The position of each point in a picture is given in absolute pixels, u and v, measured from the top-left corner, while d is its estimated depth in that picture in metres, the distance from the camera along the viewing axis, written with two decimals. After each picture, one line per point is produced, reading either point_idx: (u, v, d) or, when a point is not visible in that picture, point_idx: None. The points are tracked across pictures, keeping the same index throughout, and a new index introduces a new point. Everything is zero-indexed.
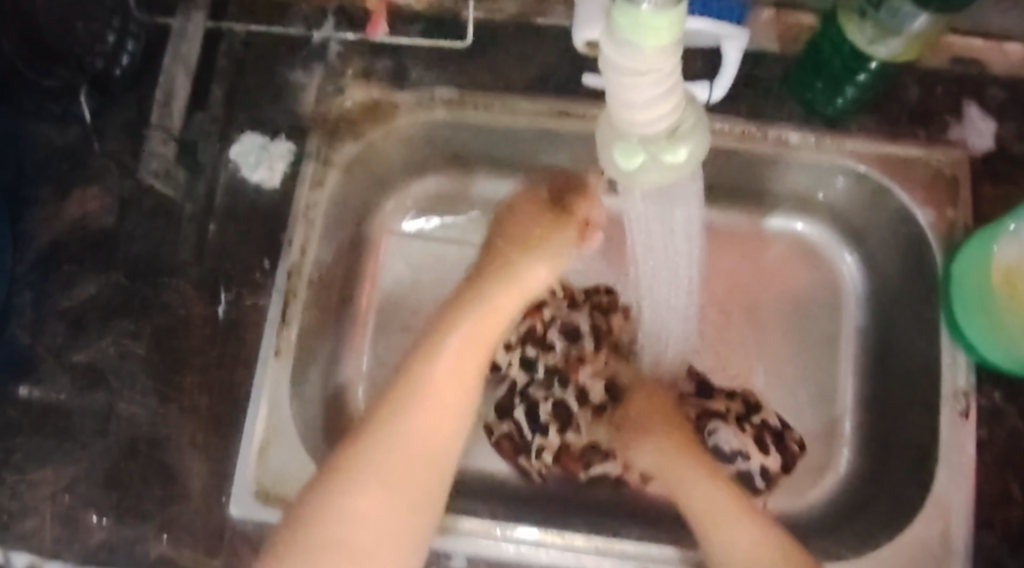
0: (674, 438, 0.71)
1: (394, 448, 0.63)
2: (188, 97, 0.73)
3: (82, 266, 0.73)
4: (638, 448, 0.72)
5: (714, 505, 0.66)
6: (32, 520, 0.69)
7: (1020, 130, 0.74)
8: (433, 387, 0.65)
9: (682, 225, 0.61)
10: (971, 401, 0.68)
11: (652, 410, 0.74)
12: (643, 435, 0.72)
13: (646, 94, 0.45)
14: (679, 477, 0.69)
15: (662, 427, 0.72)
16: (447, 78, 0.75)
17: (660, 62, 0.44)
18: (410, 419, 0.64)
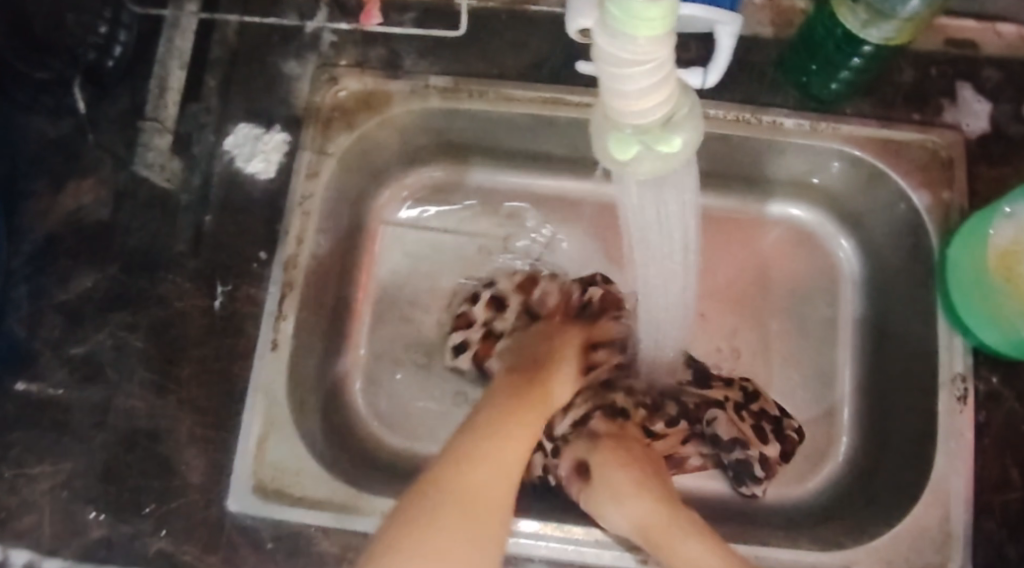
0: (645, 505, 0.62)
1: (455, 500, 0.56)
2: (181, 87, 0.73)
3: (78, 259, 0.72)
4: (613, 511, 0.63)
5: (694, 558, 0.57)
6: (33, 515, 0.69)
7: (1015, 112, 0.74)
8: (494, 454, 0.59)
9: (677, 218, 0.60)
10: (968, 387, 0.69)
11: (621, 458, 0.66)
12: (614, 493, 0.64)
13: (640, 85, 0.45)
14: (664, 540, 0.60)
15: (625, 478, 0.64)
16: (441, 67, 0.75)
17: (654, 53, 0.44)
18: (471, 471, 0.58)
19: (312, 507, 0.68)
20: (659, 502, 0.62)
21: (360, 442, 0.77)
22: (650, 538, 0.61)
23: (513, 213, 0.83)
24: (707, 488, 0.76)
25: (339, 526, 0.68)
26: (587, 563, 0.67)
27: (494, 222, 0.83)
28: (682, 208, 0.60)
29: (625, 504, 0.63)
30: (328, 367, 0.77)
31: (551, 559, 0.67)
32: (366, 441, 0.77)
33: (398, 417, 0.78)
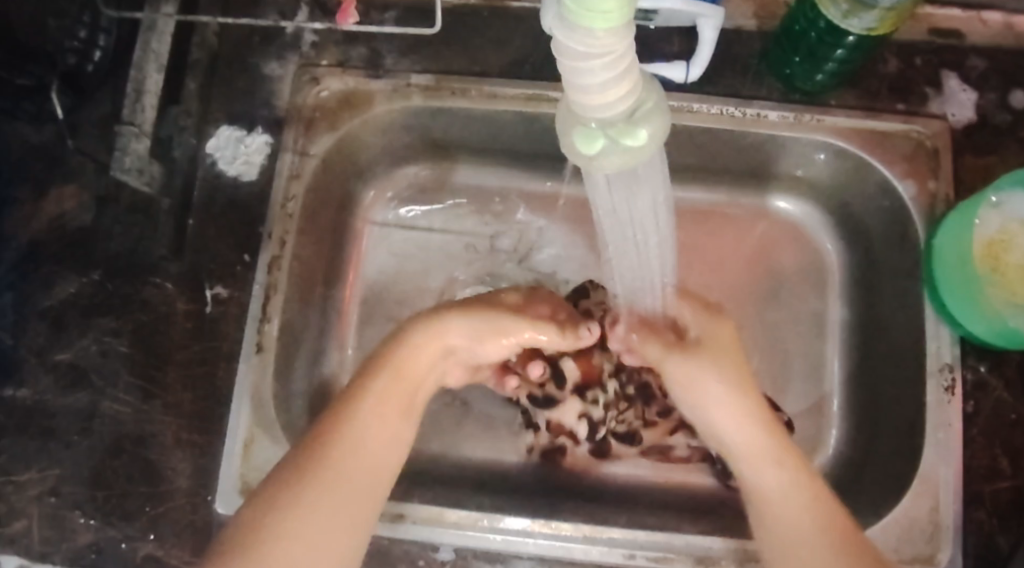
0: (747, 406, 0.65)
1: (326, 490, 0.58)
2: (158, 90, 0.71)
3: (61, 265, 0.72)
4: (706, 394, 0.66)
5: (780, 480, 0.62)
6: (20, 521, 0.69)
7: (1001, 100, 0.74)
8: (354, 439, 0.60)
9: (649, 210, 0.60)
10: (955, 376, 0.68)
11: (725, 349, 0.67)
12: (711, 374, 0.66)
13: (601, 77, 0.45)
14: (756, 460, 0.63)
15: (725, 373, 0.66)
16: (422, 65, 0.75)
17: (612, 44, 0.43)
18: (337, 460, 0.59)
19: None
20: (761, 406, 0.65)
21: None
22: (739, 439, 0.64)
23: (501, 211, 0.82)
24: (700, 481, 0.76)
25: None
26: (576, 559, 0.67)
27: (481, 221, 0.82)
28: (651, 199, 0.58)
29: (718, 393, 0.65)
30: (315, 368, 0.77)
31: (539, 555, 0.67)
32: None
33: None
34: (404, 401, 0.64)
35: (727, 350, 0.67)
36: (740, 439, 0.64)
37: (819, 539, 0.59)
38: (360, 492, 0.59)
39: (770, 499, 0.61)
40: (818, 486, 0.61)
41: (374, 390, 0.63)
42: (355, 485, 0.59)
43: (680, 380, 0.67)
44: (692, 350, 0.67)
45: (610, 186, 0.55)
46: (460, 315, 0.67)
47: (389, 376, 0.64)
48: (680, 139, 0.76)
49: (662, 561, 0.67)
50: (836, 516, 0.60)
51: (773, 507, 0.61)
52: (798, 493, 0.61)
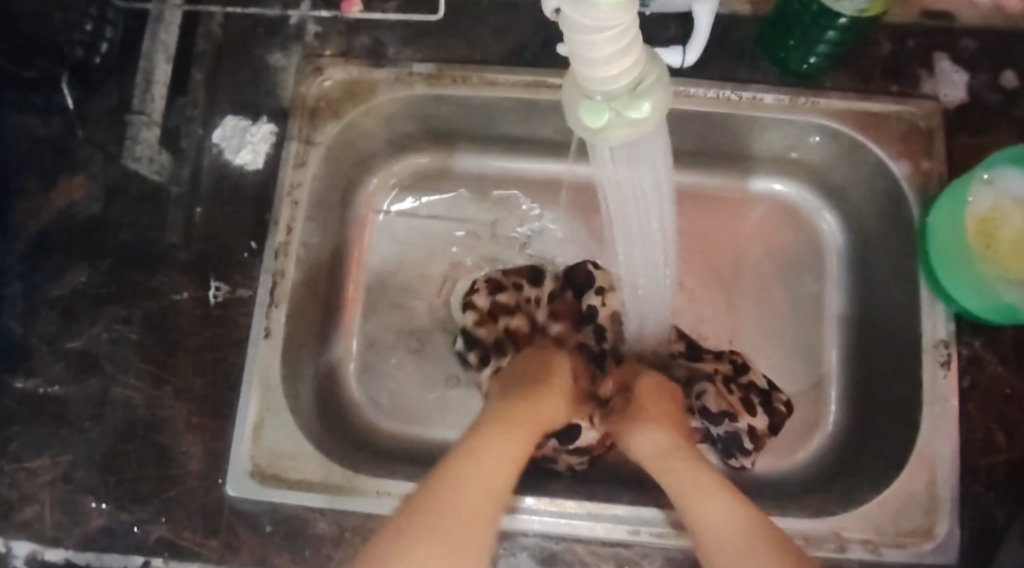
0: (675, 444, 0.64)
1: (455, 510, 0.55)
2: (167, 80, 0.72)
3: (71, 255, 0.73)
4: (637, 440, 0.66)
5: (698, 502, 0.59)
6: (34, 507, 0.70)
7: (992, 81, 0.75)
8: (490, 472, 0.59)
9: (653, 193, 0.61)
10: (951, 352, 0.70)
11: (654, 402, 0.68)
12: (639, 423, 0.66)
13: (606, 50, 0.46)
14: (678, 493, 0.60)
15: (654, 418, 0.66)
16: (424, 54, 0.76)
17: (617, 17, 0.45)
18: (466, 482, 0.57)
19: (308, 490, 0.69)
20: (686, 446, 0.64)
21: (355, 427, 0.78)
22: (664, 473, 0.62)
23: (502, 198, 0.84)
24: None
25: (336, 508, 0.69)
26: (581, 536, 0.68)
27: (482, 208, 0.84)
28: (659, 180, 0.60)
29: (643, 437, 0.65)
30: (322, 354, 0.78)
31: (545, 534, 0.68)
32: (362, 427, 0.78)
33: (394, 401, 0.79)
34: (528, 443, 0.62)
35: (655, 403, 0.68)
36: (663, 474, 0.62)
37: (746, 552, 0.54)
38: (491, 517, 0.56)
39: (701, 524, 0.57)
40: (734, 502, 0.58)
41: (500, 432, 0.62)
42: (483, 500, 0.57)
43: (622, 431, 0.68)
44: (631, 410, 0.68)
45: (613, 158, 0.56)
46: (556, 396, 0.66)
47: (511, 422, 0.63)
48: (677, 124, 0.77)
49: (666, 536, 0.68)
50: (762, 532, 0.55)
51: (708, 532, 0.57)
52: (716, 512, 0.57)
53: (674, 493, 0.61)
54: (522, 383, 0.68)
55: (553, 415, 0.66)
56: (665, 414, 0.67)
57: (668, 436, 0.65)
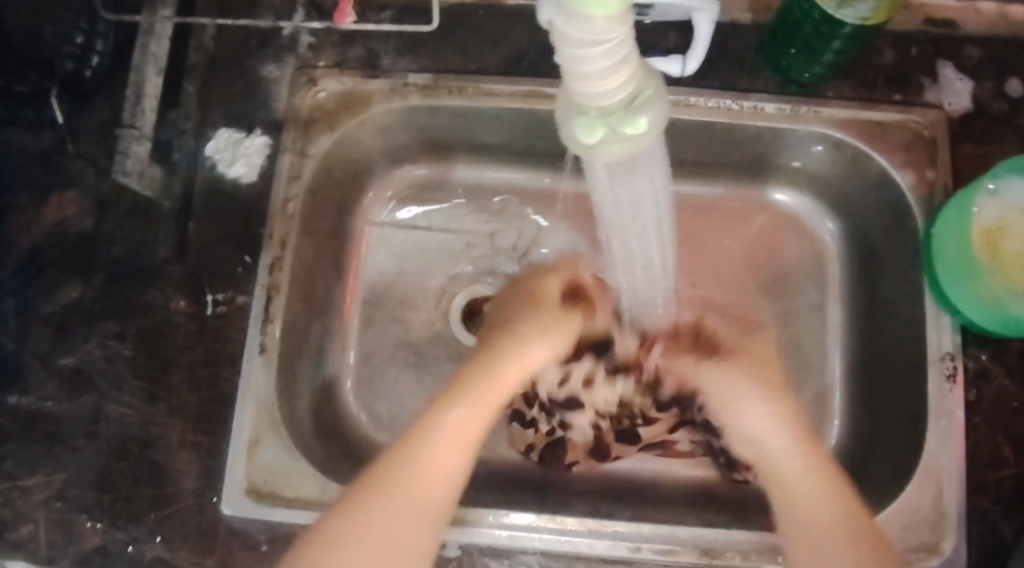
0: (791, 426, 0.64)
1: (379, 509, 0.57)
2: (157, 94, 0.71)
3: (63, 270, 0.73)
4: (746, 414, 0.65)
5: (808, 493, 0.60)
6: (27, 527, 0.69)
7: (998, 89, 0.74)
8: (436, 466, 0.59)
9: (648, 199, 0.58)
10: (957, 364, 0.69)
11: (764, 366, 0.68)
12: (749, 383, 0.67)
13: (599, 62, 0.43)
14: (785, 479, 0.61)
15: (763, 394, 0.66)
16: (420, 64, 0.75)
17: (613, 31, 0.42)
18: (408, 481, 0.58)
19: (305, 509, 0.68)
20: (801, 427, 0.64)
21: (352, 442, 0.77)
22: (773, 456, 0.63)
23: (500, 209, 0.83)
24: (705, 478, 0.77)
25: None
26: (582, 553, 0.67)
27: (480, 219, 0.83)
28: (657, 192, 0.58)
29: (759, 410, 0.65)
30: (319, 369, 0.78)
31: (545, 552, 0.68)
32: (360, 442, 0.77)
33: (391, 416, 0.78)
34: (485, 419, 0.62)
35: (764, 361, 0.68)
36: (771, 457, 0.63)
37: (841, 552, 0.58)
38: (417, 520, 0.57)
39: (800, 519, 0.60)
40: (846, 500, 0.59)
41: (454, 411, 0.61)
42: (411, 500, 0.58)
43: (719, 394, 0.68)
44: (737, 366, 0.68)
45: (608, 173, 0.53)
46: (525, 342, 0.67)
47: (471, 398, 0.62)
48: (678, 134, 0.76)
49: (668, 553, 0.67)
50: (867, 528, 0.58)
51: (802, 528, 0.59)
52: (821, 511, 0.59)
53: (777, 476, 0.62)
54: (504, 326, 0.69)
55: (523, 362, 0.66)
56: (774, 379, 0.67)
57: (789, 418, 0.64)
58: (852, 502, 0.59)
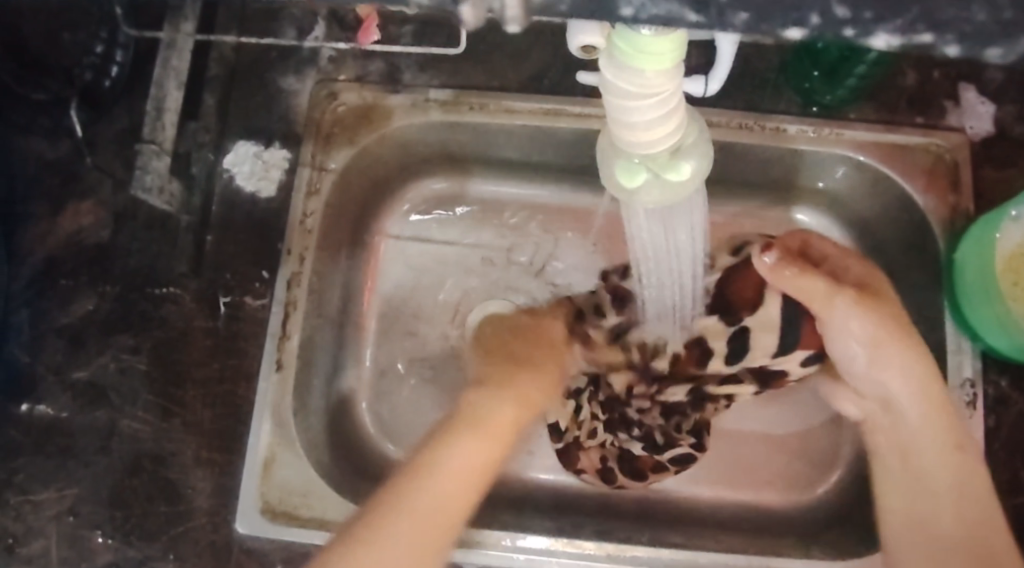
0: (936, 387, 0.61)
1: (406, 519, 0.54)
2: (179, 108, 0.71)
3: (77, 282, 0.72)
4: (888, 367, 0.61)
5: (938, 491, 0.59)
6: (39, 541, 0.68)
7: (1020, 112, 0.73)
8: (506, 425, 0.61)
9: (684, 226, 0.54)
10: (977, 391, 0.69)
11: (893, 311, 0.61)
12: (888, 340, 0.60)
13: (646, 117, 0.41)
14: (909, 487, 0.61)
15: (874, 326, 0.60)
16: (441, 80, 0.74)
17: (666, 86, 0.40)
18: (424, 494, 0.55)
19: (321, 529, 0.68)
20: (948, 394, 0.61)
21: (366, 458, 0.76)
22: (923, 429, 0.61)
23: (516, 223, 0.82)
24: (717, 496, 0.77)
25: None
26: None
27: (497, 233, 0.82)
28: (689, 241, 0.56)
29: (899, 366, 0.61)
30: (334, 383, 0.77)
31: None
32: (375, 457, 0.77)
33: (406, 433, 0.78)
34: (490, 461, 0.59)
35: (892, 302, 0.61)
36: (905, 454, 0.61)
37: (981, 538, 0.57)
38: (436, 539, 0.55)
39: (928, 538, 0.59)
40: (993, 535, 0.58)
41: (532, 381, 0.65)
42: (423, 523, 0.55)
43: (868, 351, 0.61)
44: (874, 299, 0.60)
45: (648, 220, 0.51)
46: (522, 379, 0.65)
47: (481, 434, 0.60)
48: None
49: None
50: (999, 537, 0.57)
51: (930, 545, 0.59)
52: (961, 491, 0.59)
53: (903, 479, 0.61)
54: (498, 356, 0.67)
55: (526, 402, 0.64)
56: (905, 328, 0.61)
57: (930, 381, 0.61)
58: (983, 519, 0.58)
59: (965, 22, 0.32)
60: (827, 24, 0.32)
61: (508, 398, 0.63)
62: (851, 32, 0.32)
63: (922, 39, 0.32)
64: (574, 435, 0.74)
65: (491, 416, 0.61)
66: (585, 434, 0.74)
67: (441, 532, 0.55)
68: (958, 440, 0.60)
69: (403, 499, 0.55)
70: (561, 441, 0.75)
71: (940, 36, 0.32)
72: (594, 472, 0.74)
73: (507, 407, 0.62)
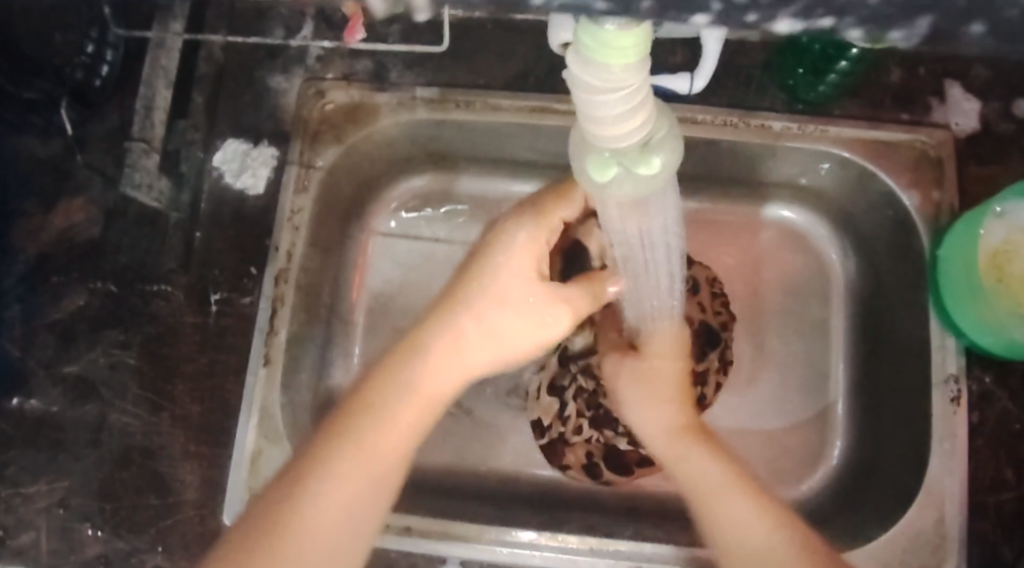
0: (672, 415, 0.64)
1: (323, 497, 0.53)
2: (168, 106, 0.72)
3: (67, 279, 0.73)
4: (633, 409, 0.66)
5: (710, 479, 0.60)
6: (29, 533, 0.69)
7: (1004, 109, 0.74)
8: (419, 373, 0.57)
9: (659, 226, 0.55)
10: (961, 387, 0.68)
11: (658, 370, 0.65)
12: (646, 395, 0.65)
13: (613, 112, 0.42)
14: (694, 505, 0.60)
15: (634, 382, 0.66)
16: (427, 78, 0.75)
17: (632, 81, 0.40)
18: (346, 463, 0.54)
19: None
20: (685, 413, 0.64)
21: None
22: (661, 445, 0.64)
23: None
24: None
25: None
26: None
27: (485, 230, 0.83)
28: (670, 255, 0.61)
29: (639, 407, 0.65)
30: (321, 379, 0.78)
31: None
32: None
33: None
34: (427, 408, 0.57)
35: (659, 362, 0.66)
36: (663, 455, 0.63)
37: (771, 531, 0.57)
38: (367, 504, 0.54)
39: (721, 523, 0.58)
40: (778, 518, 0.57)
41: (436, 335, 0.57)
42: (354, 490, 0.54)
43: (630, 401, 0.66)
44: (628, 367, 0.66)
45: (621, 217, 0.52)
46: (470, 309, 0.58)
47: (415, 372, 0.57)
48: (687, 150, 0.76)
49: None
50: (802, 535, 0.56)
51: (728, 536, 0.57)
52: (727, 497, 0.58)
53: (678, 477, 0.62)
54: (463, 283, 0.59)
55: (468, 340, 0.57)
56: (672, 381, 0.65)
57: (666, 409, 0.64)
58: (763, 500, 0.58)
59: (862, 7, 0.31)
60: (729, 9, 0.32)
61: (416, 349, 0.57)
62: (751, 17, 0.32)
63: (823, 23, 0.32)
64: (559, 432, 0.76)
65: (421, 360, 0.57)
66: (567, 429, 0.76)
67: (376, 491, 0.55)
68: (698, 440, 0.62)
69: (315, 480, 0.54)
70: (546, 437, 0.77)
71: (840, 20, 0.32)
72: (578, 467, 0.76)
73: (446, 343, 0.57)
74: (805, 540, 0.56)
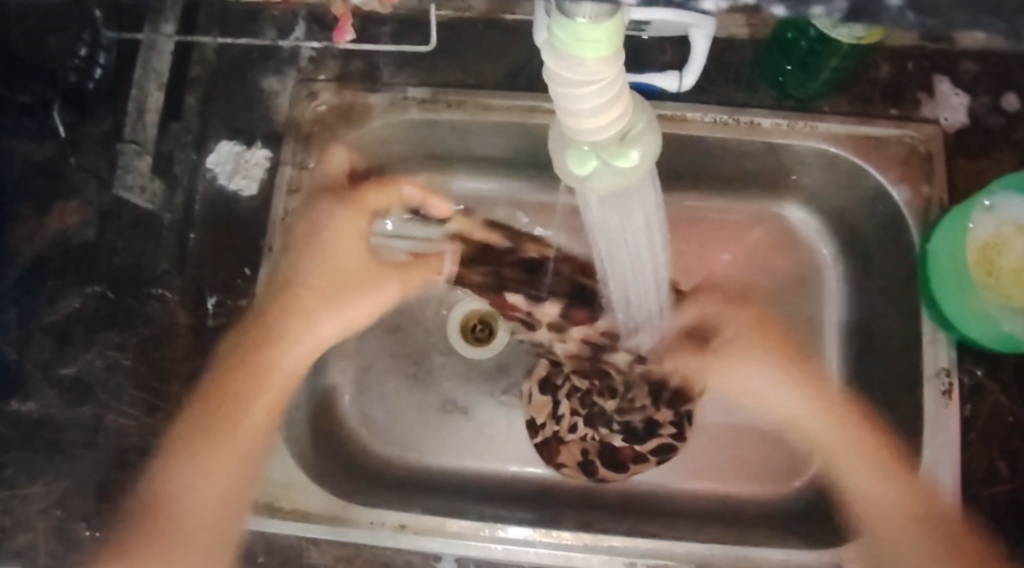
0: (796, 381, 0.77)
1: (176, 523, 0.68)
2: (160, 108, 0.73)
3: (63, 280, 0.73)
4: (757, 387, 0.76)
5: (872, 464, 0.70)
6: (26, 534, 0.69)
7: (994, 103, 0.74)
8: (227, 412, 0.69)
9: (639, 217, 0.56)
10: (953, 380, 0.69)
11: (751, 335, 0.77)
12: (745, 362, 0.76)
13: (589, 104, 0.42)
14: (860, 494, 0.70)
15: (737, 353, 0.75)
16: (418, 78, 0.76)
17: (607, 73, 0.41)
18: (181, 503, 0.68)
19: (302, 521, 0.69)
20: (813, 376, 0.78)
21: (350, 453, 0.77)
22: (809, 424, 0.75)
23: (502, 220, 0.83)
24: (696, 490, 0.78)
25: (332, 537, 0.69)
26: None
27: None
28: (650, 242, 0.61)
29: (746, 376, 0.76)
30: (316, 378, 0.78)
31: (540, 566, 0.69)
32: (358, 453, 0.78)
33: (388, 427, 0.79)
34: (227, 439, 0.69)
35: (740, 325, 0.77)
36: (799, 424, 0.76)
37: (917, 513, 0.67)
38: (222, 529, 0.67)
39: (870, 501, 0.69)
40: (900, 481, 0.68)
41: (262, 358, 0.71)
42: (202, 528, 0.67)
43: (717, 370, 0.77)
44: (728, 348, 0.75)
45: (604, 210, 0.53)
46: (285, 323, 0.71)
47: (230, 405, 0.70)
48: (678, 148, 0.77)
49: None
50: (916, 502, 0.67)
51: (868, 503, 0.69)
52: (877, 483, 0.69)
53: (840, 459, 0.73)
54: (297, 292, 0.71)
55: (304, 337, 0.71)
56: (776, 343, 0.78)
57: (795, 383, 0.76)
58: (897, 473, 0.69)
59: None
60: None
61: (237, 386, 0.70)
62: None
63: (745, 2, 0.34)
64: (553, 431, 0.76)
65: (250, 387, 0.70)
66: (561, 431, 0.75)
67: (219, 513, 0.67)
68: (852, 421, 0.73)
69: (162, 519, 0.68)
70: (540, 436, 0.76)
71: None
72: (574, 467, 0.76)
73: (271, 364, 0.71)
74: (917, 506, 0.67)
